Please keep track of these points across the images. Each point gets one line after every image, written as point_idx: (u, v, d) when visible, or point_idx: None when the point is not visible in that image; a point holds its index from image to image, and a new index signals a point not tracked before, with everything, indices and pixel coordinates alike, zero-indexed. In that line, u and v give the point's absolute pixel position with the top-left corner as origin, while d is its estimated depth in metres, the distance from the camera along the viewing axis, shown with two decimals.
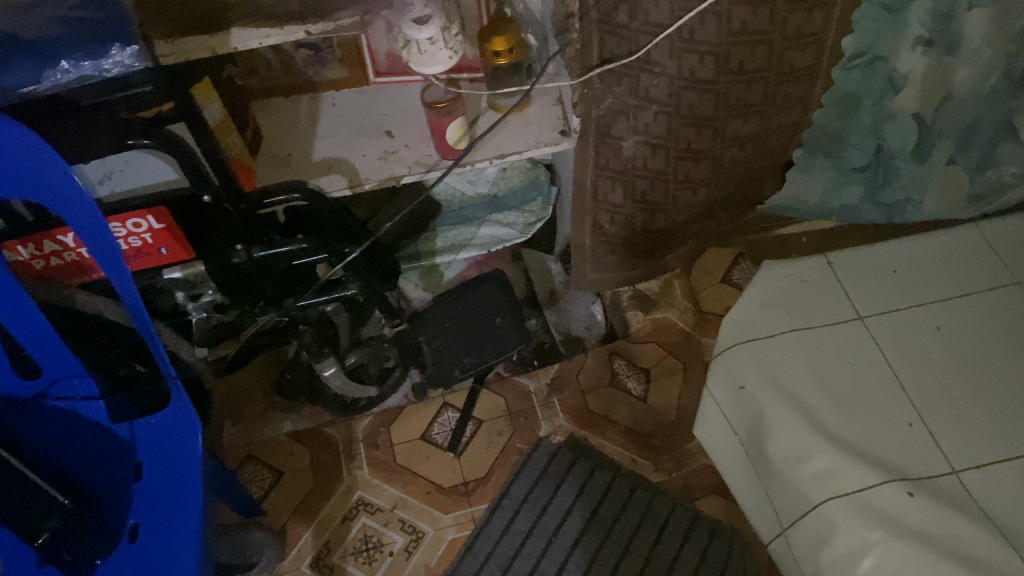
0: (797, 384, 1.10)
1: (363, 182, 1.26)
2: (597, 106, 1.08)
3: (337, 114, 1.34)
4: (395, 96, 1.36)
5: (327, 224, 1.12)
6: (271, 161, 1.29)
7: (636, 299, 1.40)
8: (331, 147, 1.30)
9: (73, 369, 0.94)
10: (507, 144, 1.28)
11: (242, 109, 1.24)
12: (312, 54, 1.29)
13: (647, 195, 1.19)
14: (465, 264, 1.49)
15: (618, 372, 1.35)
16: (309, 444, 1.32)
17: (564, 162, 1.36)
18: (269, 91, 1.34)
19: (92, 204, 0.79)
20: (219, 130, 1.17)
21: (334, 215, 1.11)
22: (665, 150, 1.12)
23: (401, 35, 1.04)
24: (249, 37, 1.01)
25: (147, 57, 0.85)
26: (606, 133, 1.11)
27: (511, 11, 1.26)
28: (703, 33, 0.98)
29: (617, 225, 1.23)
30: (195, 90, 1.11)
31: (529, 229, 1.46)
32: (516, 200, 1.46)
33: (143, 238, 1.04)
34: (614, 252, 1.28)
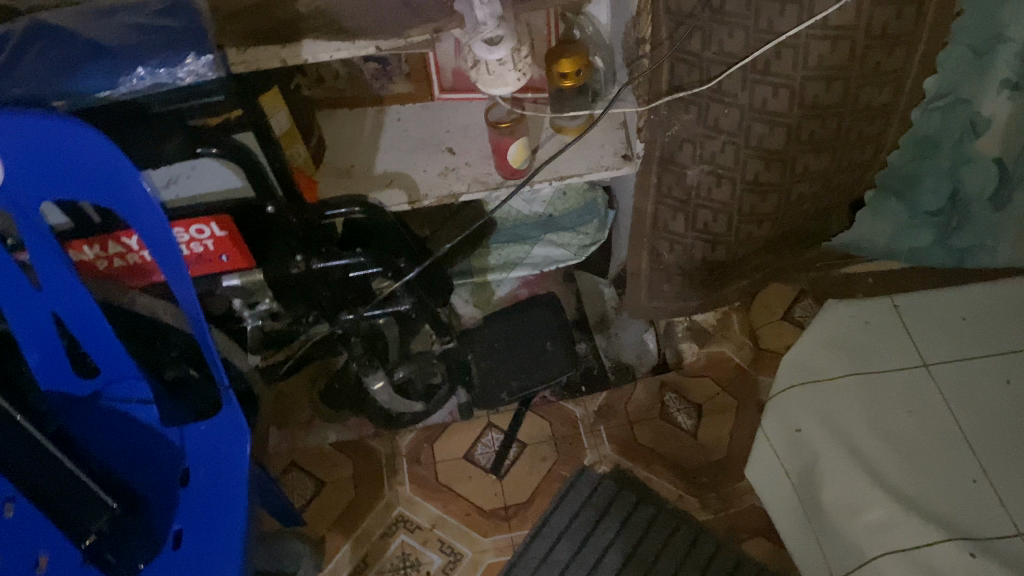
0: (855, 432, 1.07)
1: (422, 199, 1.26)
2: (663, 132, 1.09)
3: (401, 129, 1.35)
4: (459, 113, 1.36)
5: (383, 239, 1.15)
6: (332, 172, 1.30)
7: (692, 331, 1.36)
8: (393, 161, 1.30)
9: (127, 371, 0.95)
10: (567, 167, 1.26)
11: (308, 118, 1.26)
12: (380, 67, 1.30)
13: (709, 227, 1.17)
14: (516, 283, 1.48)
15: (668, 405, 1.32)
16: (353, 455, 1.31)
17: (625, 189, 1.34)
18: (335, 102, 1.35)
19: (159, 212, 0.80)
20: (285, 138, 1.19)
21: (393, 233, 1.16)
22: (730, 181, 1.11)
23: (471, 54, 1.03)
24: (321, 50, 1.05)
25: (221, 68, 0.86)
26: (670, 161, 1.11)
27: (579, 34, 1.26)
28: (778, 65, 0.97)
29: (676, 254, 1.21)
30: (263, 100, 1.12)
31: (584, 251, 1.44)
32: (571, 220, 1.45)
33: (205, 244, 1.03)
34: (671, 282, 1.26)
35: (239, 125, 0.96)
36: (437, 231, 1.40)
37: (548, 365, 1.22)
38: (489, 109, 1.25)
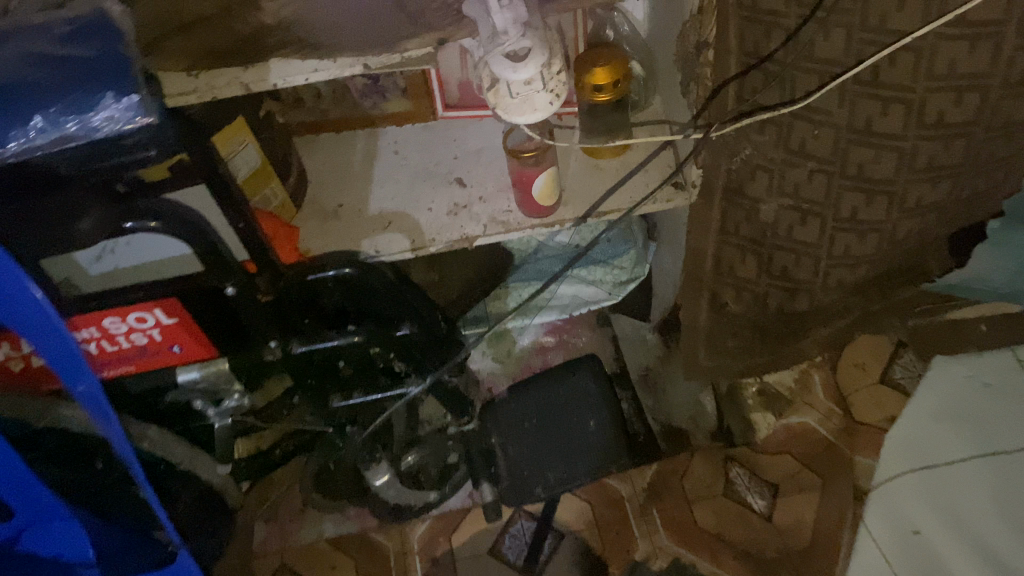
0: (982, 527, 0.80)
1: (427, 245, 1.03)
2: (728, 158, 0.90)
3: (398, 157, 1.12)
4: (469, 132, 1.13)
5: (382, 298, 0.92)
6: (316, 215, 1.07)
7: (763, 397, 1.10)
8: (391, 198, 1.07)
9: (56, 514, 0.73)
10: (604, 198, 1.03)
11: (284, 150, 1.04)
12: (370, 82, 1.09)
13: (788, 272, 0.94)
14: (541, 329, 1.26)
15: (734, 481, 1.08)
16: (355, 555, 1.08)
17: (673, 220, 1.10)
18: (319, 126, 1.13)
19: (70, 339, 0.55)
20: (252, 179, 0.97)
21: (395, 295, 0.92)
22: (819, 218, 0.88)
23: (486, 71, 0.79)
24: (294, 72, 0.85)
25: (152, 110, 0.62)
26: (737, 192, 0.92)
27: (613, 34, 1.05)
28: (892, 74, 0.75)
29: (744, 303, 0.99)
30: (217, 139, 0.89)
31: (621, 290, 1.22)
32: (603, 253, 1.21)
33: (150, 334, 0.80)
34: (738, 336, 1.03)
35: (193, 175, 0.74)
36: (461, 298, 1.22)
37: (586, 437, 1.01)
38: (507, 135, 1.00)
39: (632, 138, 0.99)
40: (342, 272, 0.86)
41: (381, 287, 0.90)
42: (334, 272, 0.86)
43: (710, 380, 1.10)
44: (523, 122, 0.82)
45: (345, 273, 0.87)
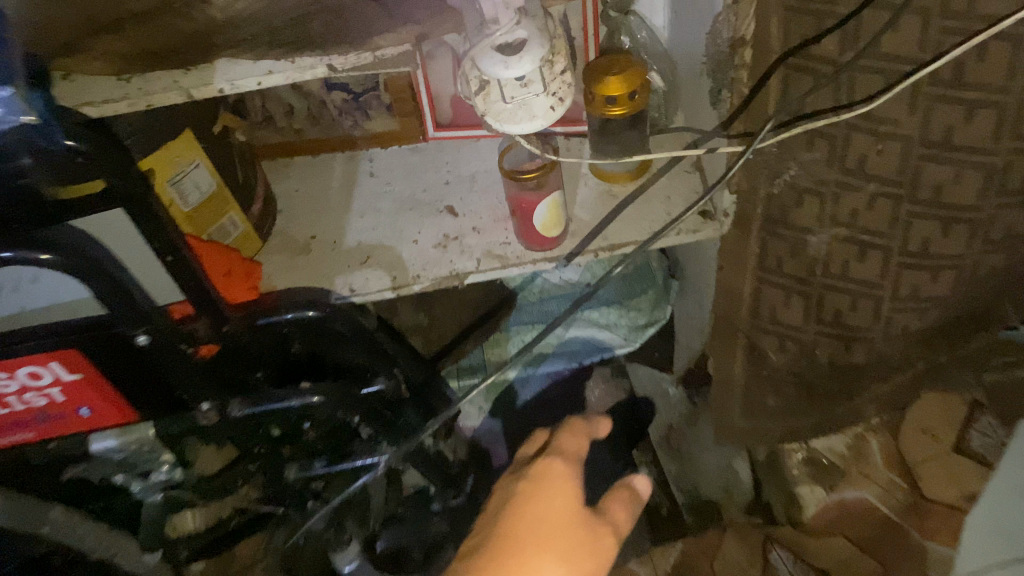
0: None
1: (411, 283, 0.87)
2: (772, 180, 0.76)
3: (382, 182, 0.97)
4: (463, 154, 0.98)
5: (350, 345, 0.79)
6: (285, 248, 0.92)
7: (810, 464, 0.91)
8: (371, 229, 0.92)
9: None
10: (618, 229, 0.87)
11: (249, 174, 0.90)
12: (350, 98, 0.95)
13: (842, 317, 0.79)
14: (547, 380, 1.10)
15: (775, 565, 0.89)
16: None
17: (701, 256, 0.94)
18: (292, 148, 0.99)
19: None
20: (206, 206, 0.82)
21: (366, 343, 0.78)
22: (881, 251, 0.73)
23: (474, 73, 0.64)
24: (243, 75, 0.69)
25: (31, 108, 0.53)
26: (781, 221, 0.77)
27: (630, 42, 0.90)
28: (981, 72, 0.60)
29: (787, 354, 0.84)
30: (144, 165, 0.74)
31: (639, 336, 1.06)
32: (617, 292, 1.07)
33: (47, 395, 0.65)
34: (780, 392, 0.87)
35: (110, 198, 0.60)
36: (458, 344, 1.08)
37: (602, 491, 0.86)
38: (503, 152, 0.84)
39: (652, 158, 0.84)
40: (302, 315, 0.73)
41: (349, 333, 0.77)
42: (290, 314, 0.73)
43: (746, 444, 0.94)
44: (520, 132, 0.66)
45: (307, 315, 0.74)
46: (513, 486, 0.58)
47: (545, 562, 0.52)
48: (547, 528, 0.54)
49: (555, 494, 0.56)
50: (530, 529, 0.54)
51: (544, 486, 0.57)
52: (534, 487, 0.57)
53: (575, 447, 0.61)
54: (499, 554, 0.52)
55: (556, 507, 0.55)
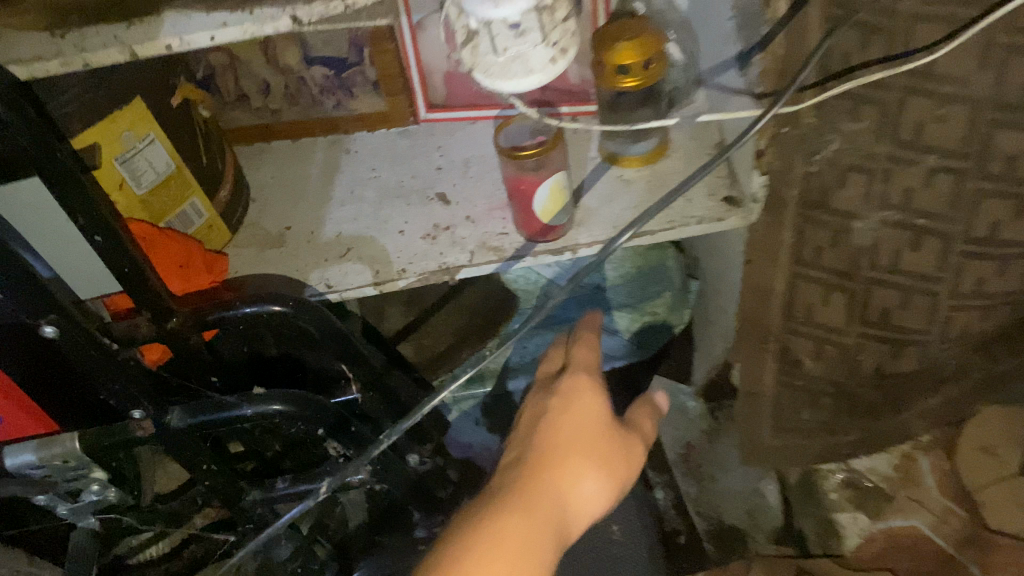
0: None
1: (394, 278, 0.77)
2: (809, 159, 0.65)
3: (366, 167, 0.87)
4: (458, 137, 0.88)
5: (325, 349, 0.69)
6: (255, 242, 0.82)
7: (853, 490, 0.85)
8: (352, 219, 0.82)
9: None
10: (630, 218, 0.77)
11: (217, 154, 0.80)
12: (331, 74, 0.85)
13: (890, 316, 0.68)
14: None
15: None
16: None
17: (725, 251, 0.84)
18: (268, 131, 0.89)
19: None
20: (164, 189, 0.72)
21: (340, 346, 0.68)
22: (939, 238, 0.63)
23: (460, 20, 0.54)
24: (193, 29, 0.60)
25: None
26: (820, 205, 0.66)
27: (643, 8, 0.80)
28: None
29: (825, 361, 0.73)
30: (78, 142, 0.63)
31: (654, 340, 0.98)
32: (630, 294, 0.97)
33: None
34: (816, 407, 0.76)
35: (22, 161, 0.50)
36: (453, 350, 0.97)
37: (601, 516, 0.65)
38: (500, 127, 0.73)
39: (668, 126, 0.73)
40: (265, 309, 0.63)
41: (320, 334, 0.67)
42: (252, 307, 0.63)
43: (776, 466, 0.82)
44: (513, 91, 0.55)
45: (270, 310, 0.63)
46: (543, 401, 0.57)
47: (588, 462, 0.53)
48: (584, 439, 0.54)
49: (586, 408, 0.56)
50: (571, 432, 0.54)
51: (572, 401, 0.56)
52: (566, 402, 0.57)
53: (591, 359, 0.61)
54: (542, 464, 0.52)
55: (589, 420, 0.55)
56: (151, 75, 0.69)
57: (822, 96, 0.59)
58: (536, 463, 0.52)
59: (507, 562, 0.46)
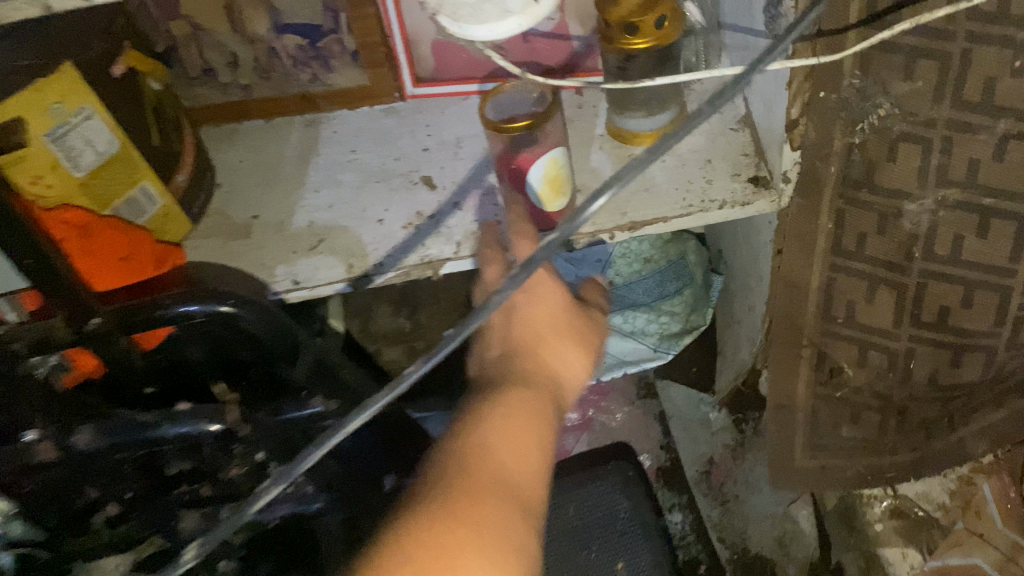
0: None
1: (368, 272, 0.67)
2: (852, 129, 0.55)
3: (346, 148, 0.77)
4: (450, 114, 0.78)
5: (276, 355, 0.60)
6: (217, 232, 0.73)
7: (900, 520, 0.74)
8: (327, 206, 0.73)
9: None
10: (641, 202, 0.67)
11: (171, 131, 0.70)
12: (305, 43, 0.76)
13: (952, 318, 0.57)
14: None
15: None
16: None
17: (754, 242, 0.73)
18: (238, 110, 0.80)
19: None
20: (106, 171, 0.62)
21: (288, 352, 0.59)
22: (1015, 220, 0.52)
23: None
24: None
25: None
26: (864, 183, 0.56)
27: None
28: None
29: (872, 370, 0.62)
30: None
31: (672, 345, 0.86)
32: (645, 290, 0.86)
33: None
34: (860, 424, 0.65)
35: None
36: None
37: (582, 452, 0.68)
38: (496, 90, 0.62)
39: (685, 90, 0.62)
40: (207, 308, 0.54)
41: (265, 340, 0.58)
42: (198, 306, 0.54)
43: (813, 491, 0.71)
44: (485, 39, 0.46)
45: (222, 309, 0.55)
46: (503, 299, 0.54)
47: (570, 340, 0.53)
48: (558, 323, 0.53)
49: (546, 293, 0.54)
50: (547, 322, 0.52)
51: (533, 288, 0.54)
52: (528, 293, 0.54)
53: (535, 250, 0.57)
54: (529, 352, 0.52)
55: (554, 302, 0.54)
56: (72, 36, 0.58)
57: (874, 37, 0.49)
58: (505, 364, 0.51)
59: (520, 439, 0.43)
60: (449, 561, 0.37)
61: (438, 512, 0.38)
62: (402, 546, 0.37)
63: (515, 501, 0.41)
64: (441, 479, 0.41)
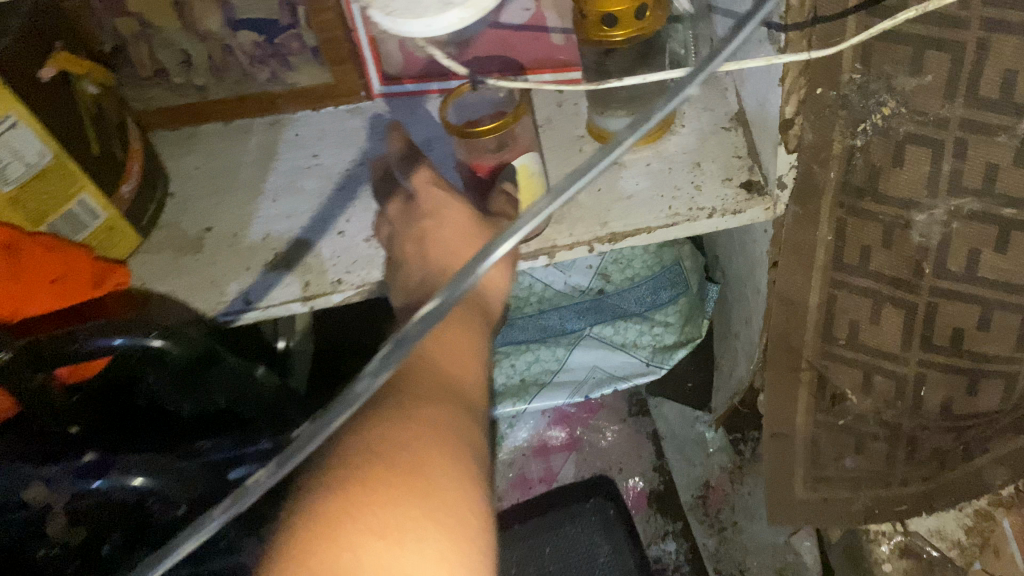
0: None
1: (326, 290, 0.62)
2: (851, 132, 0.49)
3: (307, 150, 0.71)
4: (420, 112, 0.72)
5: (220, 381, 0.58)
6: (167, 246, 0.67)
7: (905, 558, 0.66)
8: (284, 217, 0.67)
9: None
10: (622, 210, 0.60)
11: (115, 134, 0.64)
12: (261, 40, 0.69)
13: (965, 342, 0.51)
14: (543, 419, 0.83)
15: None
16: None
17: (750, 251, 0.67)
18: (193, 111, 0.74)
19: None
20: (39, 181, 0.56)
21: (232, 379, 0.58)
22: None
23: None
24: None
25: None
26: (865, 193, 0.50)
27: None
28: None
29: (877, 396, 0.56)
30: None
31: (666, 358, 0.80)
32: (637, 299, 0.80)
33: None
34: (864, 453, 0.59)
35: None
36: None
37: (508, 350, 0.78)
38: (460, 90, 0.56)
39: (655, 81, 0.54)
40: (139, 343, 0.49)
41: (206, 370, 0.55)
42: (127, 339, 0.49)
43: (817, 525, 0.65)
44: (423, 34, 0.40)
45: (153, 343, 0.49)
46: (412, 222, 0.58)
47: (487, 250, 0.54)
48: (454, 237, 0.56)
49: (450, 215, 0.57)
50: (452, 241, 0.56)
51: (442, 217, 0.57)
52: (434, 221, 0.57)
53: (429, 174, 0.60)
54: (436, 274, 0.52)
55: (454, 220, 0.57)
56: None
57: (875, 27, 0.43)
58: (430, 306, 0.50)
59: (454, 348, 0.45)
60: (414, 465, 0.37)
61: (383, 420, 0.38)
62: (362, 454, 0.37)
63: (461, 403, 0.42)
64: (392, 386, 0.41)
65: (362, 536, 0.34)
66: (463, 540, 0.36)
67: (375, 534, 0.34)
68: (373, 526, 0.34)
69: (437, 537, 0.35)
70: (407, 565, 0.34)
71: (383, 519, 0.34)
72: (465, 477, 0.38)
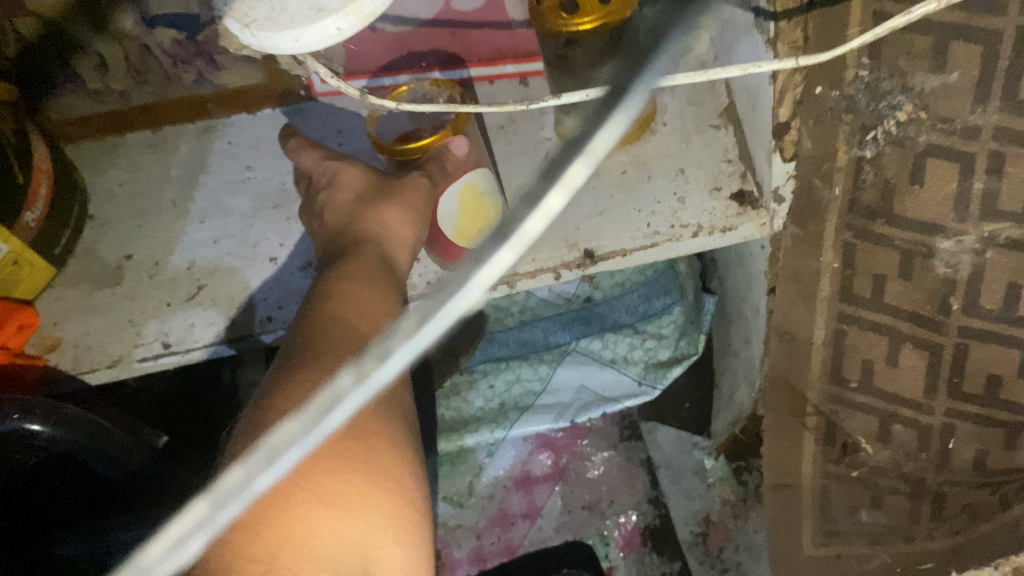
0: None
1: (254, 330, 0.54)
2: (858, 142, 0.39)
3: (240, 163, 0.63)
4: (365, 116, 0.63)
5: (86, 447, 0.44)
6: (81, 279, 0.58)
7: None
8: (213, 242, 0.59)
9: None
10: (592, 228, 0.51)
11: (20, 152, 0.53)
12: (183, 38, 0.61)
13: (1002, 391, 0.42)
14: (526, 445, 0.75)
15: None
16: None
17: (748, 266, 0.58)
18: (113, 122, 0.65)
19: None
20: None
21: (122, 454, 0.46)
22: None
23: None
24: None
25: None
26: (876, 216, 0.41)
27: None
28: None
29: (897, 445, 0.47)
30: None
31: (660, 376, 0.72)
32: (626, 310, 0.72)
33: None
34: (881, 508, 0.51)
35: None
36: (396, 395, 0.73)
37: (456, 344, 0.70)
38: (394, 97, 0.48)
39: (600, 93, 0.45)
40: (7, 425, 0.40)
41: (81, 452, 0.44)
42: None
43: None
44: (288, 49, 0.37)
45: (27, 428, 0.41)
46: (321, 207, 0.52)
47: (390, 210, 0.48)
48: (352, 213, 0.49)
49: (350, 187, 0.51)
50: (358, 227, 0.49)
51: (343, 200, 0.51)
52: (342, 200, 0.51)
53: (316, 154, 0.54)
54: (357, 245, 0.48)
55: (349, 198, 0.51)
56: None
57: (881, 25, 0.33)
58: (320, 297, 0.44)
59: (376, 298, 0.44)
60: (344, 438, 0.36)
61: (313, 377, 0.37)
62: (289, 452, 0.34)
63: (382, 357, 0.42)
64: (301, 364, 0.39)
65: (311, 506, 0.33)
66: (404, 497, 0.36)
67: (321, 504, 0.33)
68: (323, 498, 0.33)
69: (379, 495, 0.35)
70: (357, 531, 0.33)
71: (329, 490, 0.34)
72: (395, 445, 0.38)
